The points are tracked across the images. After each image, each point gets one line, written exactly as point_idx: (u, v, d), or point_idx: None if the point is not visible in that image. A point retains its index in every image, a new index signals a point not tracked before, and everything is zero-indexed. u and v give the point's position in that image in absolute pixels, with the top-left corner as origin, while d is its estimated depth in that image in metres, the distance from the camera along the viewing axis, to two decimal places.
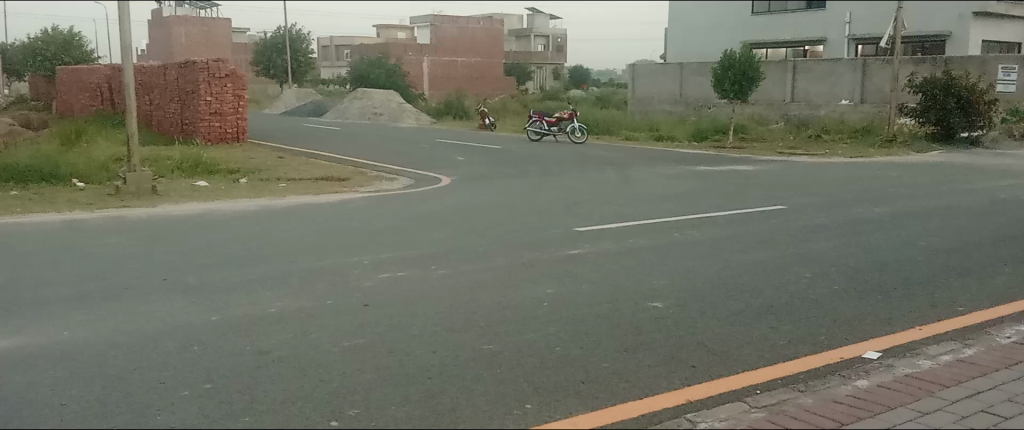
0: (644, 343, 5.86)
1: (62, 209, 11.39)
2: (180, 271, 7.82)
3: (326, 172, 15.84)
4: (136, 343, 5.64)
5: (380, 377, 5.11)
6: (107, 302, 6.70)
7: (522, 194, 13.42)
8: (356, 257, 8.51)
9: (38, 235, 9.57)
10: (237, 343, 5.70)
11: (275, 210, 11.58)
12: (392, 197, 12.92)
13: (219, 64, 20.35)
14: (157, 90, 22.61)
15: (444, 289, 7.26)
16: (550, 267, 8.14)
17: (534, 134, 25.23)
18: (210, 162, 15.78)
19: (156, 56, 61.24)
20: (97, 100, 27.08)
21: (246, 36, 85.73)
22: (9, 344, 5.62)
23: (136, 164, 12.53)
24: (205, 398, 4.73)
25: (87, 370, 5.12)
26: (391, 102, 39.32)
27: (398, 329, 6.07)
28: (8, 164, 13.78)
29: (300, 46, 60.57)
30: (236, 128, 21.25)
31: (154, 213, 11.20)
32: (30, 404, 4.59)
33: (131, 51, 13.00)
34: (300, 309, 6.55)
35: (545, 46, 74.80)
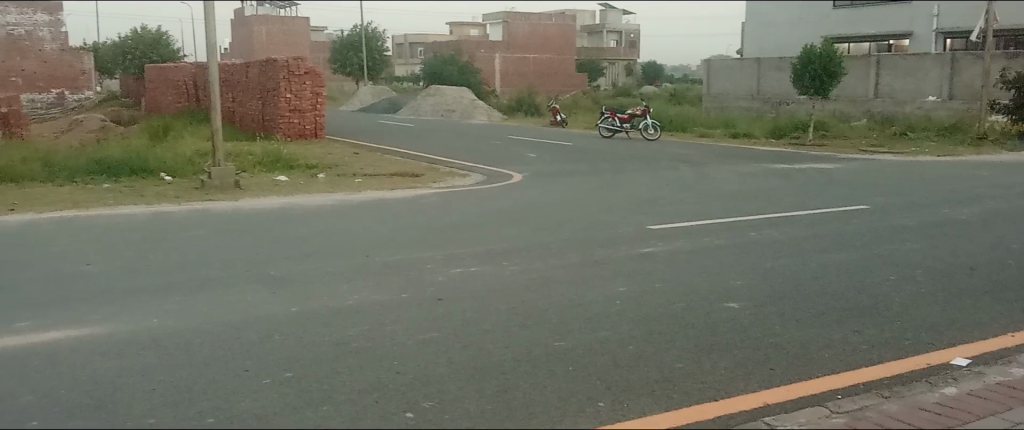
0: (720, 344, 5.76)
1: (153, 202, 11.88)
2: (263, 263, 8.05)
3: (400, 168, 16.07)
4: (221, 332, 5.86)
5: (455, 370, 5.17)
6: (193, 292, 6.96)
7: (594, 191, 13.35)
8: (430, 252, 8.63)
9: (129, 226, 10.02)
10: (315, 334, 5.84)
11: (351, 205, 11.83)
12: (464, 194, 13.03)
13: (299, 63, 20.80)
14: (240, 88, 23.34)
15: (516, 285, 7.29)
16: (623, 265, 8.08)
17: (606, 131, 25.08)
18: (290, 158, 16.22)
19: (238, 55, 63.39)
20: (183, 98, 28.13)
21: (323, 34, 87.74)
22: (105, 329, 5.91)
23: (220, 159, 12.97)
24: (285, 386, 4.87)
25: (175, 357, 5.33)
26: (464, 99, 39.71)
27: (471, 324, 6.12)
28: (103, 159, 14.44)
29: (376, 44, 61.66)
30: (315, 124, 21.77)
31: (237, 207, 11.57)
32: (121, 389, 4.80)
33: (217, 49, 13.46)
34: (375, 303, 6.67)
35: (617, 42, 74.19)
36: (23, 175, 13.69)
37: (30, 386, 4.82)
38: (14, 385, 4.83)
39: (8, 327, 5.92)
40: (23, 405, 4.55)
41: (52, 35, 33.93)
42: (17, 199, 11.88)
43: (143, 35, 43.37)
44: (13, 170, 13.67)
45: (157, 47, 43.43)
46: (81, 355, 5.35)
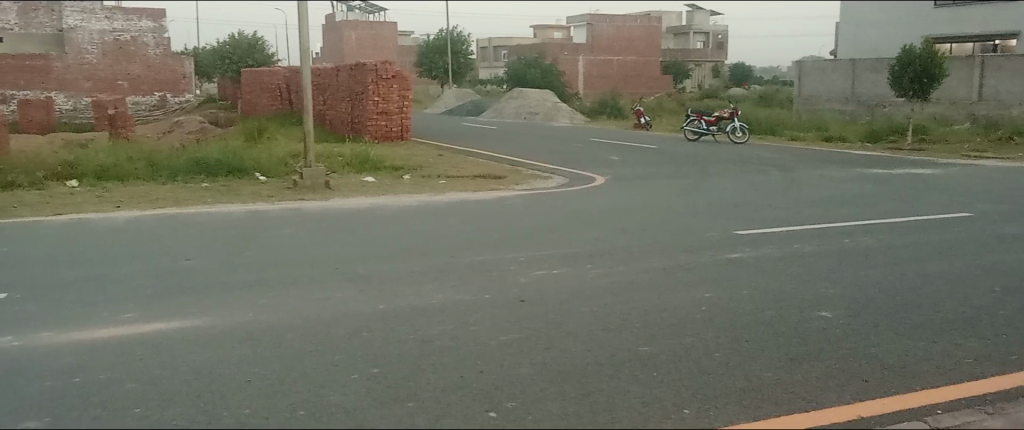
0: (811, 354, 5.58)
1: (248, 200, 12.36)
2: (352, 262, 8.26)
3: (484, 169, 16.22)
4: (312, 327, 6.03)
5: (538, 372, 5.18)
6: (285, 288, 7.20)
7: (679, 195, 13.15)
8: (513, 253, 8.67)
9: (226, 223, 10.44)
10: (401, 332, 5.95)
11: (437, 206, 12.01)
12: (547, 196, 13.03)
13: (387, 66, 21.22)
14: (330, 90, 24.00)
15: (599, 288, 7.25)
16: (709, 271, 7.93)
17: (691, 134, 24.68)
18: (377, 159, 16.59)
19: (328, 60, 65.26)
20: (277, 101, 29.14)
21: (410, 38, 89.28)
22: (203, 322, 6.17)
23: (311, 160, 13.38)
24: (372, 382, 4.97)
25: (267, 351, 5.51)
26: (546, 101, 39.77)
27: (554, 326, 6.12)
28: (202, 159, 15.09)
29: (460, 47, 62.37)
30: (401, 127, 22.17)
31: (327, 206, 11.91)
32: (218, 379, 5.00)
33: (310, 53, 13.89)
34: (458, 302, 6.75)
35: (704, 43, 72.73)
36: (129, 174, 14.45)
37: (134, 374, 5.07)
38: (120, 372, 5.09)
39: (115, 318, 6.24)
40: (128, 392, 4.79)
41: (155, 40, 36.90)
42: (124, 197, 12.54)
43: (241, 40, 45.26)
44: (121, 169, 14.44)
45: (253, 52, 45.22)
46: (182, 346, 5.61)
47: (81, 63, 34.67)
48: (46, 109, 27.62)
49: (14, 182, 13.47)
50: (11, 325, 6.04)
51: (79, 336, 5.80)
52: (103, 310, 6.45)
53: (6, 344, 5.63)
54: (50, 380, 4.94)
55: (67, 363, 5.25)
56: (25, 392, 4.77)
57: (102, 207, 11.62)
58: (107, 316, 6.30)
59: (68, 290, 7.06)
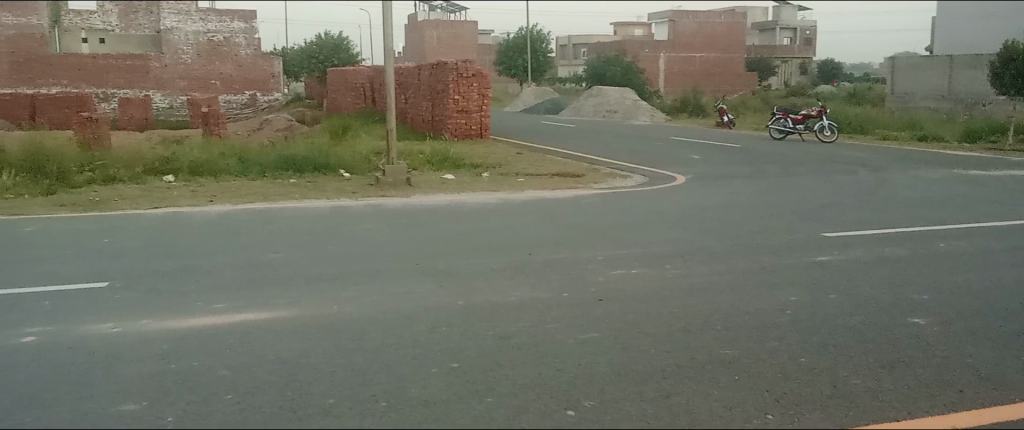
0: (901, 361, 5.37)
1: (333, 196, 12.68)
2: (432, 258, 8.37)
3: (563, 168, 16.19)
4: (393, 321, 6.16)
5: (616, 372, 5.15)
6: (367, 281, 7.37)
7: (763, 195, 12.83)
8: (591, 252, 8.63)
9: (313, 218, 10.76)
10: (480, 328, 6.00)
11: (515, 203, 12.07)
12: (626, 195, 12.92)
13: (467, 65, 21.44)
14: (412, 89, 24.38)
15: (680, 289, 7.15)
16: (794, 273, 7.72)
17: (776, 132, 24.06)
18: (457, 157, 16.77)
19: (411, 58, 66.35)
20: (360, 99, 29.80)
21: (490, 37, 89.84)
22: (291, 313, 6.37)
23: (394, 157, 13.63)
24: (452, 376, 5.05)
25: (351, 342, 5.66)
26: (626, 99, 39.29)
27: (633, 327, 6.07)
28: (290, 156, 15.56)
29: (540, 46, 62.38)
30: (480, 125, 22.33)
31: (408, 203, 12.12)
32: (303, 369, 5.15)
33: (393, 52, 14.15)
34: (537, 300, 6.77)
35: (792, 39, 70.54)
36: (222, 170, 15.02)
37: (226, 361, 5.28)
38: (212, 360, 5.31)
39: (208, 308, 6.51)
40: (219, 378, 4.98)
41: (247, 41, 38.11)
42: (216, 192, 13.04)
43: (326, 40, 46.68)
44: (213, 165, 15.03)
45: (338, 52, 46.60)
46: (270, 336, 5.81)
47: (176, 63, 36.53)
48: (144, 106, 28.91)
49: (116, 177, 14.20)
50: (113, 312, 6.37)
51: (174, 324, 6.08)
52: (197, 299, 6.75)
53: (109, 329, 5.95)
54: (148, 365, 5.19)
55: (165, 349, 5.51)
56: (125, 375, 5.03)
57: (197, 201, 12.14)
58: (201, 306, 6.57)
59: (164, 280, 7.39)
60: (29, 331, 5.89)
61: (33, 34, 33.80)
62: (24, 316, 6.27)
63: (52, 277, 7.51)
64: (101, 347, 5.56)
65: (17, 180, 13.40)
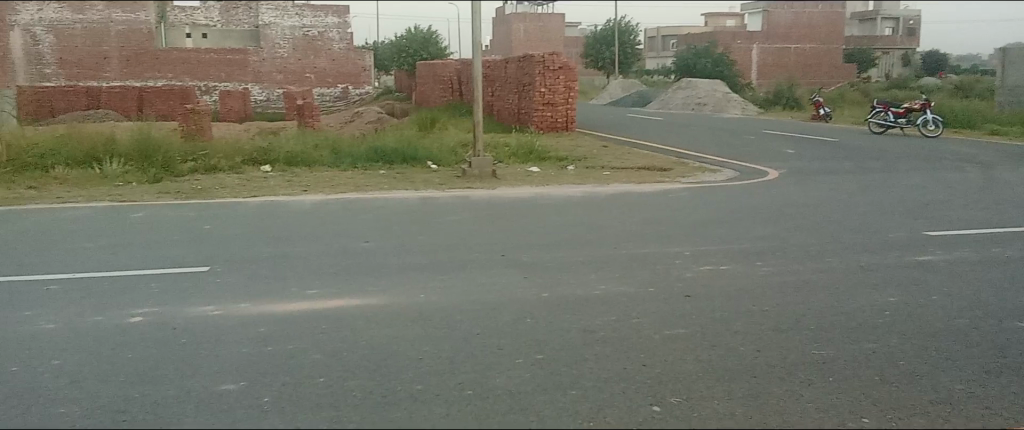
0: (1009, 368, 5.10)
1: (421, 188, 12.89)
2: (517, 249, 8.43)
3: (650, 161, 16.01)
4: (479, 311, 6.24)
5: (704, 369, 5.07)
6: (454, 271, 7.48)
7: (860, 191, 12.36)
8: (678, 247, 8.50)
9: (401, 208, 10.98)
10: (564, 320, 6.00)
11: (600, 197, 12.01)
12: (715, 190, 12.66)
13: (554, 58, 21.39)
14: (499, 82, 24.51)
15: (771, 287, 6.98)
16: (892, 273, 7.43)
17: (876, 126, 23.09)
18: (543, 150, 16.80)
19: (498, 52, 66.76)
20: (449, 93, 30.18)
21: (577, 30, 89.28)
22: (381, 301, 6.52)
23: (480, 150, 13.76)
24: (538, 367, 5.08)
25: (437, 331, 5.76)
26: (716, 92, 38.48)
27: (721, 323, 5.96)
28: (380, 147, 15.88)
29: (628, 38, 61.74)
30: (566, 118, 22.28)
31: (493, 195, 12.23)
32: (392, 355, 5.28)
33: (481, 46, 14.27)
34: (622, 294, 6.72)
35: (894, 30, 67.38)
36: (316, 161, 15.50)
37: (319, 345, 5.45)
38: (307, 343, 5.50)
39: (302, 293, 6.73)
40: (314, 361, 5.16)
41: (340, 35, 39.02)
42: (310, 182, 13.46)
43: (416, 34, 47.53)
44: (308, 156, 15.52)
45: (427, 45, 47.32)
46: (360, 322, 5.97)
47: (274, 57, 37.97)
48: (242, 99, 30.13)
49: (217, 166, 14.81)
50: (214, 295, 6.67)
51: (271, 308, 6.32)
52: (292, 285, 7.00)
53: (210, 311, 6.23)
54: (245, 347, 5.41)
55: (262, 332, 5.74)
56: (224, 356, 5.27)
57: (291, 190, 12.56)
58: (297, 291, 6.81)
59: (261, 265, 7.71)
60: (137, 311, 6.23)
61: (141, 30, 36.18)
62: (133, 297, 6.63)
63: (157, 260, 7.91)
64: (203, 328, 5.83)
65: (126, 169, 14.13)
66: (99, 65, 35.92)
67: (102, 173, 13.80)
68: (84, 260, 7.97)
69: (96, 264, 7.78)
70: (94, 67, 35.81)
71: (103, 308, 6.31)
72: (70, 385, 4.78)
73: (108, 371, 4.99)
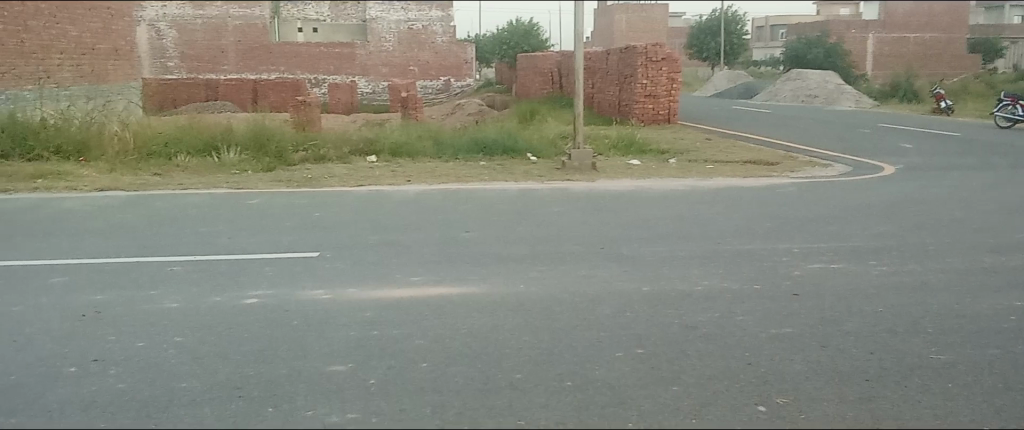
0: None
1: (521, 179, 12.96)
2: (616, 243, 8.35)
3: (756, 155, 15.56)
4: (580, 303, 6.23)
5: (812, 370, 4.89)
6: (554, 262, 7.50)
7: (986, 189, 11.62)
8: (786, 244, 8.24)
9: (502, 200, 11.05)
10: (666, 315, 5.92)
11: (703, 190, 11.76)
12: (826, 184, 12.19)
13: (657, 48, 21.07)
14: (601, 74, 24.31)
15: (887, 288, 6.66)
16: (1021, 276, 6.96)
17: (1003, 121, 21.65)
18: (644, 142, 16.59)
19: (599, 44, 66.26)
20: (549, 85, 30.16)
21: (681, 20, 87.49)
22: (483, 290, 6.61)
23: (580, 142, 13.70)
24: (638, 361, 5.02)
25: (538, 321, 5.79)
26: (829, 83, 36.91)
27: (831, 324, 5.74)
28: (481, 139, 16.05)
29: (736, 28, 60.03)
30: (668, 110, 21.89)
31: (594, 187, 12.17)
32: (493, 343, 5.34)
33: (582, 37, 14.19)
34: (726, 291, 6.56)
35: None
36: (419, 152, 15.84)
37: (423, 332, 5.57)
38: (411, 329, 5.64)
39: (406, 280, 6.90)
40: (417, 346, 5.28)
41: (443, 28, 39.55)
42: (413, 172, 13.76)
43: (518, 27, 47.79)
44: (411, 147, 15.88)
45: (529, 38, 47.47)
46: (461, 310, 6.06)
47: (380, 50, 38.99)
48: (350, 91, 31.02)
49: (326, 156, 15.34)
50: (323, 280, 6.92)
51: (376, 294, 6.49)
52: (395, 272, 7.18)
53: (320, 295, 6.47)
54: (353, 330, 5.59)
55: (369, 316, 5.91)
56: (334, 338, 5.46)
57: (396, 180, 12.88)
58: (403, 278, 6.98)
59: (368, 252, 7.94)
60: (254, 293, 6.54)
61: (257, 25, 38.00)
62: (250, 279, 6.96)
63: (270, 245, 8.27)
64: (313, 311, 6.06)
65: (242, 158, 14.81)
66: (216, 58, 37.96)
67: (221, 162, 14.54)
68: (205, 243, 8.42)
69: (215, 248, 8.19)
70: (213, 60, 37.89)
71: (222, 290, 6.64)
72: (191, 361, 5.06)
73: (227, 349, 5.25)
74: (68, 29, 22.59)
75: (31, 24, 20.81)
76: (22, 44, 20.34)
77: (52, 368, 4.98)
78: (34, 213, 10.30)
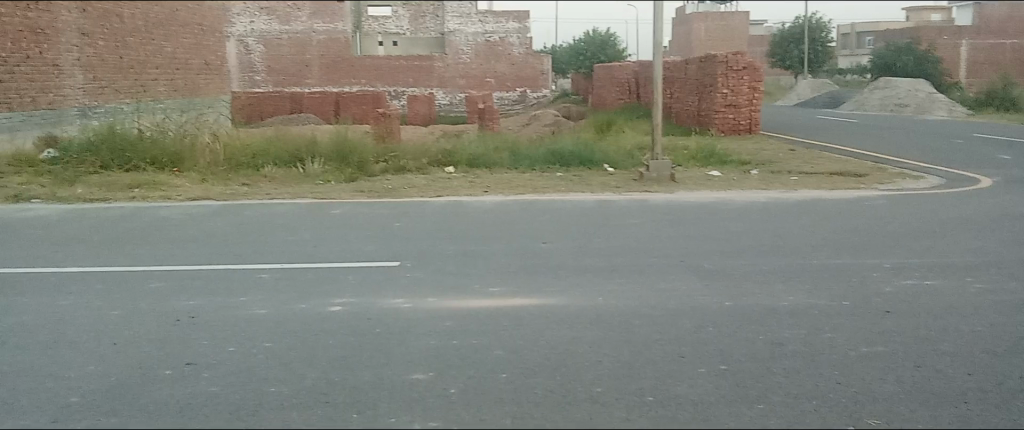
0: None
1: (598, 191, 12.88)
2: (696, 256, 8.20)
3: (843, 166, 15.09)
4: (660, 317, 6.14)
5: (906, 391, 4.70)
6: (633, 275, 7.42)
7: None
8: (876, 259, 7.94)
9: (579, 211, 11.01)
10: (751, 331, 5.78)
11: (786, 203, 11.46)
12: (918, 198, 11.70)
13: (738, 58, 20.74)
14: (679, 84, 24.03)
15: (986, 306, 6.34)
16: None
17: None
18: (724, 153, 16.30)
19: (678, 52, 65.56)
20: (626, 95, 29.97)
21: (762, 28, 85.77)
22: (561, 302, 6.59)
23: (658, 153, 13.55)
24: (721, 378, 4.92)
25: (618, 334, 5.73)
26: None
27: (926, 343, 5.51)
28: (557, 150, 16.06)
29: (821, 35, 58.39)
30: (749, 120, 21.45)
31: (672, 199, 12.01)
32: (572, 355, 5.32)
33: (661, 47, 14.03)
34: (814, 307, 6.36)
35: None
36: (496, 163, 15.95)
37: (501, 342, 5.59)
38: (490, 339, 5.66)
39: (485, 291, 6.93)
40: (496, 357, 5.29)
41: (520, 40, 39.70)
42: (490, 183, 13.87)
43: (594, 37, 47.72)
44: (488, 158, 16.00)
45: (605, 48, 47.34)
46: (539, 321, 6.06)
47: (458, 63, 39.50)
48: (428, 103, 31.52)
49: (405, 167, 15.61)
50: (404, 289, 7.03)
51: (456, 304, 6.55)
52: (475, 282, 7.24)
53: (401, 304, 6.56)
54: (434, 340, 5.66)
55: (449, 326, 5.97)
56: (416, 347, 5.54)
57: (473, 191, 13.00)
58: (481, 288, 7.03)
59: (446, 263, 8.03)
60: (338, 301, 6.70)
61: (340, 39, 39.12)
62: (334, 288, 7.13)
63: (353, 255, 8.45)
64: (394, 320, 6.16)
65: (325, 168, 15.20)
66: (301, 72, 39.35)
67: (305, 172, 14.97)
68: (290, 252, 8.67)
69: (300, 256, 8.42)
70: (298, 74, 39.25)
71: (307, 297, 6.82)
72: (279, 366, 5.20)
73: (313, 356, 5.38)
74: (163, 45, 23.67)
75: (129, 41, 21.89)
76: (121, 59, 21.42)
77: (149, 370, 5.21)
78: (131, 221, 10.79)
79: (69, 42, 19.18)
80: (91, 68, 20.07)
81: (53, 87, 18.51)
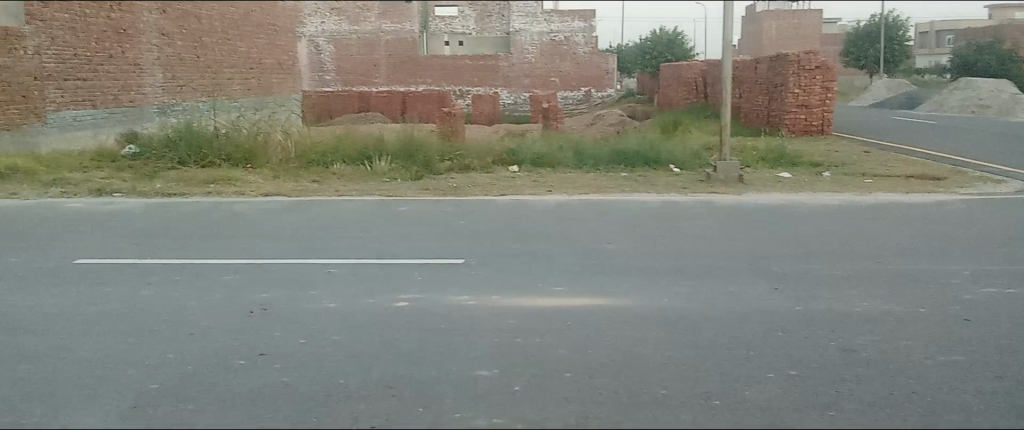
0: None
1: (663, 191, 12.75)
2: (766, 259, 8.04)
3: (920, 169, 14.60)
4: (727, 320, 6.05)
5: (984, 401, 4.54)
6: (700, 277, 7.33)
7: None
8: (956, 265, 7.66)
9: (644, 212, 10.93)
10: (822, 337, 5.65)
11: (858, 206, 11.15)
12: (999, 202, 11.24)
13: (811, 56, 20.23)
14: (748, 83, 23.60)
15: None
16: None
17: None
18: (795, 155, 15.94)
19: (747, 52, 64.35)
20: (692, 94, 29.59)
21: (834, 27, 83.51)
22: (626, 302, 6.55)
23: (726, 154, 13.33)
24: (791, 384, 4.82)
25: (685, 337, 5.67)
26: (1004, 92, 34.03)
27: (1009, 353, 5.29)
28: (623, 149, 15.97)
29: None
30: (822, 120, 20.92)
31: (740, 200, 11.81)
32: (638, 356, 5.29)
33: (731, 46, 13.80)
34: (889, 314, 6.17)
35: None
36: (561, 162, 15.95)
37: (565, 342, 5.59)
38: (556, 338, 5.66)
39: (550, 290, 6.94)
40: (560, 357, 5.29)
41: (585, 39, 39.53)
42: (554, 183, 13.87)
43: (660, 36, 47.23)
44: (554, 158, 15.99)
45: (672, 47, 46.79)
46: (604, 322, 6.03)
47: (523, 62, 39.64)
48: (493, 102, 31.72)
49: (470, 166, 15.73)
50: (470, 286, 7.10)
51: (520, 303, 6.57)
52: (539, 281, 7.25)
53: (466, 302, 6.62)
54: (499, 337, 5.70)
55: (514, 324, 5.99)
56: (481, 344, 5.58)
57: (537, 190, 13.03)
58: (545, 288, 7.03)
59: (512, 261, 8.06)
60: (404, 297, 6.79)
61: (407, 39, 39.70)
62: (401, 283, 7.23)
63: (418, 251, 8.56)
64: (459, 317, 6.21)
65: (392, 166, 15.41)
66: (369, 71, 40.10)
67: (372, 170, 15.22)
68: (358, 247, 8.84)
69: (368, 252, 8.58)
70: (366, 73, 40.02)
71: (375, 293, 6.93)
72: (348, 359, 5.31)
73: (380, 349, 5.48)
74: (238, 46, 24.39)
75: (206, 41, 22.62)
76: (198, 59, 22.13)
77: (224, 359, 5.38)
78: (207, 215, 11.16)
79: (150, 42, 19.89)
80: (170, 67, 20.82)
81: (134, 85, 19.27)
